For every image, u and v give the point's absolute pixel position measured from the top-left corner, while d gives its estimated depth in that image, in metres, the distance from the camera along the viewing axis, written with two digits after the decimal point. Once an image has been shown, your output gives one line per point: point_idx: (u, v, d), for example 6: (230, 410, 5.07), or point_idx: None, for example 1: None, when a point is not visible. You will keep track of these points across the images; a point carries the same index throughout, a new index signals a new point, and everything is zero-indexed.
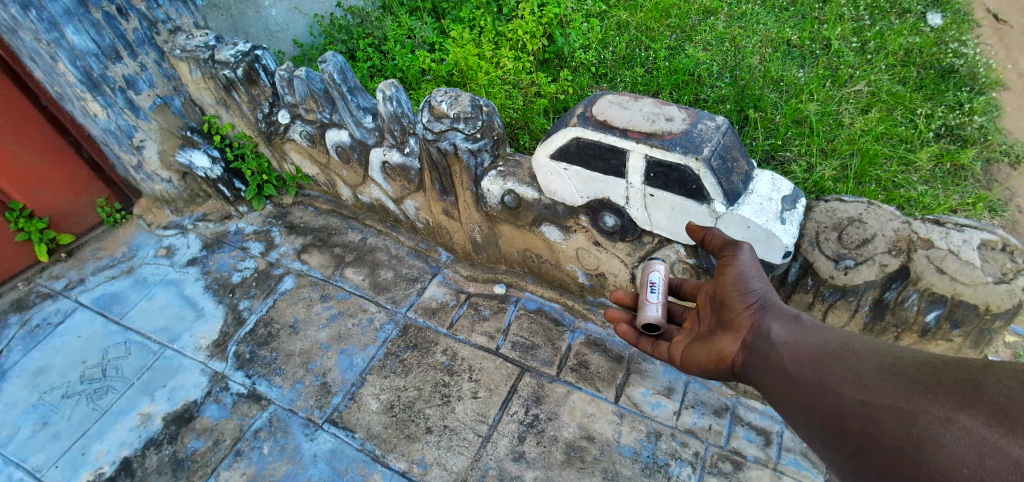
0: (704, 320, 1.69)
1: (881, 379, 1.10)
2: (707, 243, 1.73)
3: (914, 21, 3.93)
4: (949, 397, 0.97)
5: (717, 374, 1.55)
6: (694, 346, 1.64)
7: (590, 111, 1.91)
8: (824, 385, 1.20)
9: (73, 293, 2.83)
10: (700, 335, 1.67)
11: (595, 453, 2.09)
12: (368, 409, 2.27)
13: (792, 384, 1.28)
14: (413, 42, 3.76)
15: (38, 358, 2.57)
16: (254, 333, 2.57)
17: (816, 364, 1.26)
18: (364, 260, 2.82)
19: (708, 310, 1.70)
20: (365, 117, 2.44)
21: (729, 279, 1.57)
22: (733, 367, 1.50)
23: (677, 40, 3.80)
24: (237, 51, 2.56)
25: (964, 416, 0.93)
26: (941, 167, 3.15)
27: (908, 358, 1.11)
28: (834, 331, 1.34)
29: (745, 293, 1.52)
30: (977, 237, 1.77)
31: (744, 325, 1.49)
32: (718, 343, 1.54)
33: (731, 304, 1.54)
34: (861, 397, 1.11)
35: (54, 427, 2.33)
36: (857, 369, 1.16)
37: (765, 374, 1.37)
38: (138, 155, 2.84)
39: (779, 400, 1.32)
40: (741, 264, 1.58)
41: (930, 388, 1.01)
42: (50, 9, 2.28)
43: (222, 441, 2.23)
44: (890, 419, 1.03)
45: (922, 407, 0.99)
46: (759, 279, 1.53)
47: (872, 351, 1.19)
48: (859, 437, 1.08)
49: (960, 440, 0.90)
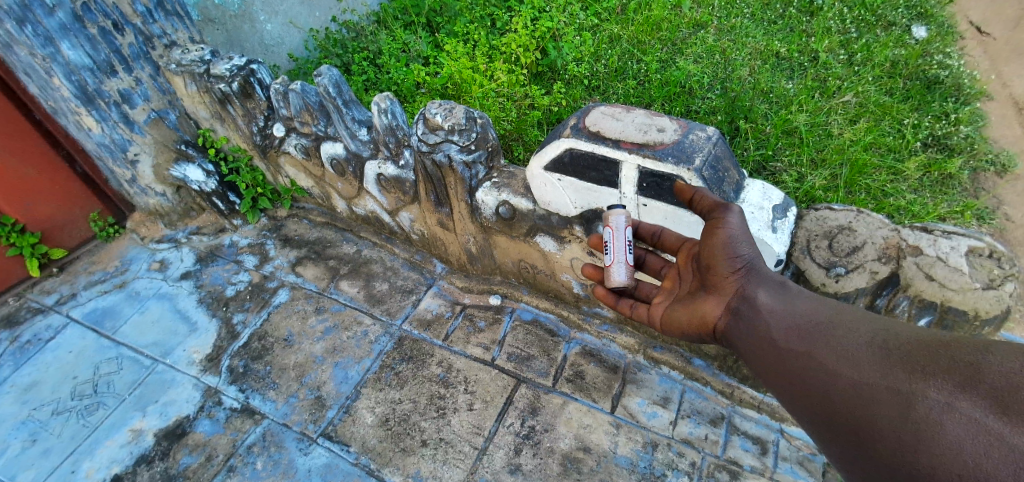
0: (686, 281, 1.76)
1: (879, 362, 1.15)
2: (696, 204, 1.66)
3: (900, 33, 4.01)
4: (948, 382, 1.02)
5: (699, 337, 1.66)
6: (676, 308, 1.72)
7: (582, 122, 1.94)
8: (821, 368, 1.25)
9: (65, 308, 2.81)
10: (680, 296, 1.75)
11: (592, 464, 2.08)
12: (364, 423, 2.25)
13: (787, 365, 1.34)
14: (407, 56, 3.82)
15: (28, 374, 2.54)
16: (247, 347, 2.55)
17: (810, 345, 1.31)
18: (359, 272, 2.82)
19: (689, 270, 1.75)
20: (360, 129, 2.47)
21: (718, 243, 1.56)
22: (715, 333, 1.61)
23: (668, 53, 3.85)
24: (232, 66, 2.58)
25: (964, 402, 0.98)
26: (929, 175, 3.19)
27: (903, 341, 1.17)
28: (823, 304, 1.40)
29: (734, 258, 1.54)
30: (965, 244, 1.80)
31: (730, 289, 1.56)
32: (701, 305, 1.63)
33: (717, 268, 1.58)
34: (857, 380, 1.16)
35: (44, 443, 2.30)
36: (852, 350, 1.22)
37: (758, 353, 1.43)
38: (132, 170, 2.83)
39: (774, 382, 1.37)
40: (731, 228, 1.55)
41: (929, 373, 1.06)
42: (45, 24, 2.29)
43: (215, 456, 2.20)
44: (888, 405, 1.08)
45: (920, 392, 1.05)
46: (747, 244, 1.55)
47: (867, 331, 1.25)
48: (856, 423, 1.13)
49: (961, 428, 0.95)
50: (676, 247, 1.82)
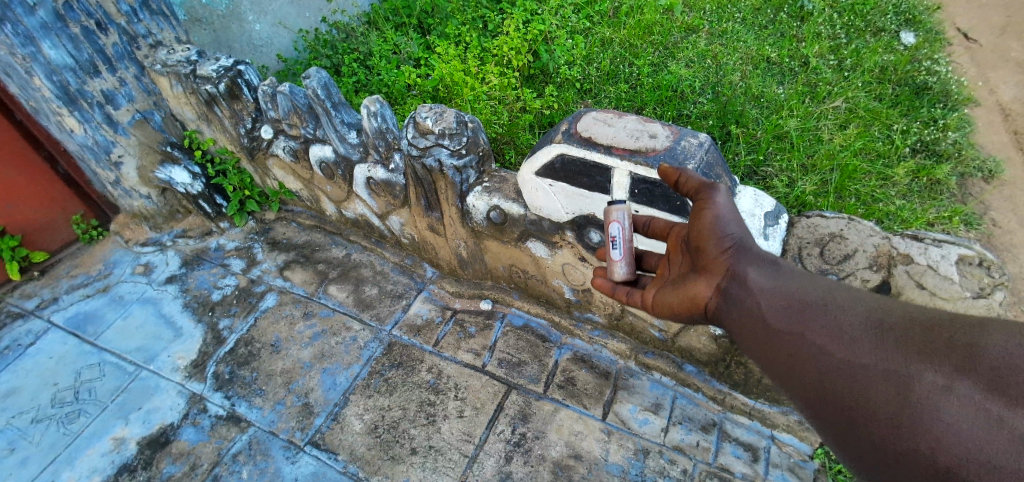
0: (676, 265, 1.70)
1: (872, 340, 1.13)
2: (681, 186, 1.63)
3: (889, 39, 4.03)
4: (946, 363, 1.01)
5: (690, 317, 1.59)
6: (665, 291, 1.65)
7: (573, 128, 1.94)
8: (811, 346, 1.22)
9: (46, 313, 2.75)
10: (671, 280, 1.68)
11: (583, 472, 2.07)
12: (352, 430, 2.22)
13: (777, 344, 1.30)
14: (399, 57, 3.79)
15: (7, 381, 2.48)
16: (234, 353, 2.51)
17: (801, 323, 1.26)
18: (348, 276, 2.78)
19: (679, 254, 1.69)
20: (350, 132, 2.42)
21: (706, 224, 1.52)
22: (706, 311, 1.54)
23: (660, 57, 3.85)
24: (220, 66, 2.54)
25: (964, 385, 0.97)
26: (918, 181, 3.21)
27: (894, 317, 1.15)
28: (810, 278, 1.37)
29: (723, 238, 1.49)
30: (955, 252, 1.81)
31: (720, 270, 1.49)
32: (691, 286, 1.55)
33: (706, 248, 1.52)
34: (850, 361, 1.14)
35: (23, 452, 2.25)
36: (844, 329, 1.18)
37: (748, 333, 1.38)
38: (116, 172, 2.77)
39: (764, 361, 1.34)
40: (718, 207, 1.52)
41: (925, 354, 1.04)
42: (25, 24, 2.23)
43: (199, 465, 2.16)
44: (885, 390, 1.06)
45: (917, 373, 1.03)
46: (736, 222, 1.51)
47: (858, 307, 1.21)
48: (849, 403, 1.11)
49: (961, 413, 0.95)
50: (664, 234, 1.78)
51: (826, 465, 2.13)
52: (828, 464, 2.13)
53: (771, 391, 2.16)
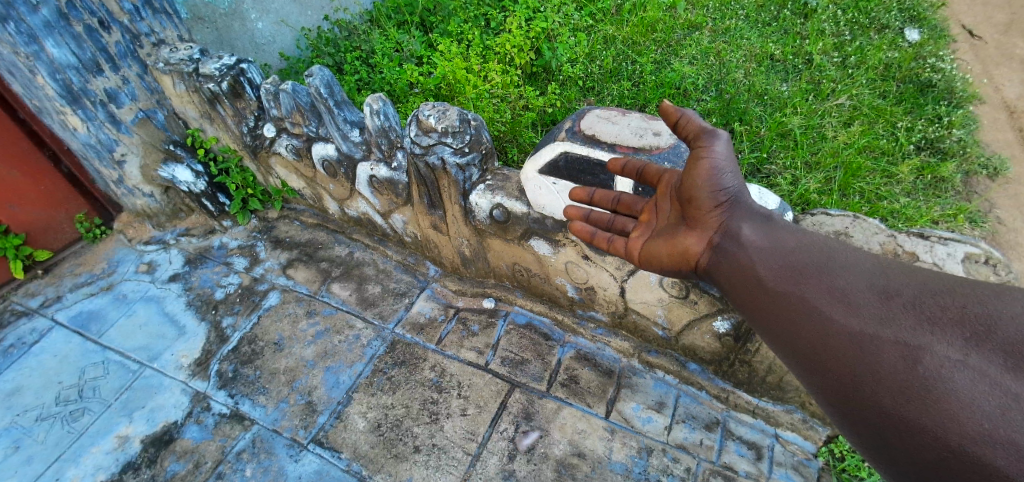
0: (662, 212, 1.65)
1: (880, 307, 1.11)
2: (680, 128, 1.56)
3: (893, 37, 4.01)
4: (960, 335, 0.99)
5: (678, 272, 1.61)
6: (654, 240, 1.63)
7: (578, 126, 2.03)
8: (814, 312, 1.21)
9: (50, 312, 2.75)
10: (659, 229, 1.64)
11: (587, 470, 2.06)
12: (355, 429, 2.22)
13: (777, 306, 1.31)
14: (401, 55, 3.77)
15: (12, 379, 2.49)
16: (237, 351, 2.51)
17: (803, 287, 1.27)
18: (351, 275, 2.78)
19: (668, 201, 1.64)
20: (352, 131, 2.42)
21: (701, 174, 1.50)
22: (696, 266, 1.56)
23: (663, 54, 3.83)
24: (222, 65, 2.53)
25: (977, 358, 0.95)
26: (922, 179, 3.20)
27: (902, 282, 1.13)
28: (812, 242, 1.37)
29: (718, 190, 1.50)
30: (961, 251, 1.80)
31: (711, 223, 1.52)
32: (681, 239, 1.56)
33: (699, 200, 1.52)
34: (854, 328, 1.12)
35: (27, 451, 2.25)
36: (849, 293, 1.18)
37: (747, 295, 1.40)
38: (119, 170, 2.78)
39: (765, 325, 1.35)
40: (716, 157, 1.49)
41: (937, 324, 1.02)
42: (28, 22, 2.23)
43: (203, 463, 2.16)
44: (894, 358, 1.04)
45: (928, 345, 1.01)
46: (733, 174, 1.51)
47: (863, 273, 1.20)
48: (855, 374, 1.10)
49: (975, 387, 0.93)
50: (654, 181, 1.69)
51: (830, 463, 2.12)
52: (833, 462, 2.12)
53: (775, 389, 2.16)
